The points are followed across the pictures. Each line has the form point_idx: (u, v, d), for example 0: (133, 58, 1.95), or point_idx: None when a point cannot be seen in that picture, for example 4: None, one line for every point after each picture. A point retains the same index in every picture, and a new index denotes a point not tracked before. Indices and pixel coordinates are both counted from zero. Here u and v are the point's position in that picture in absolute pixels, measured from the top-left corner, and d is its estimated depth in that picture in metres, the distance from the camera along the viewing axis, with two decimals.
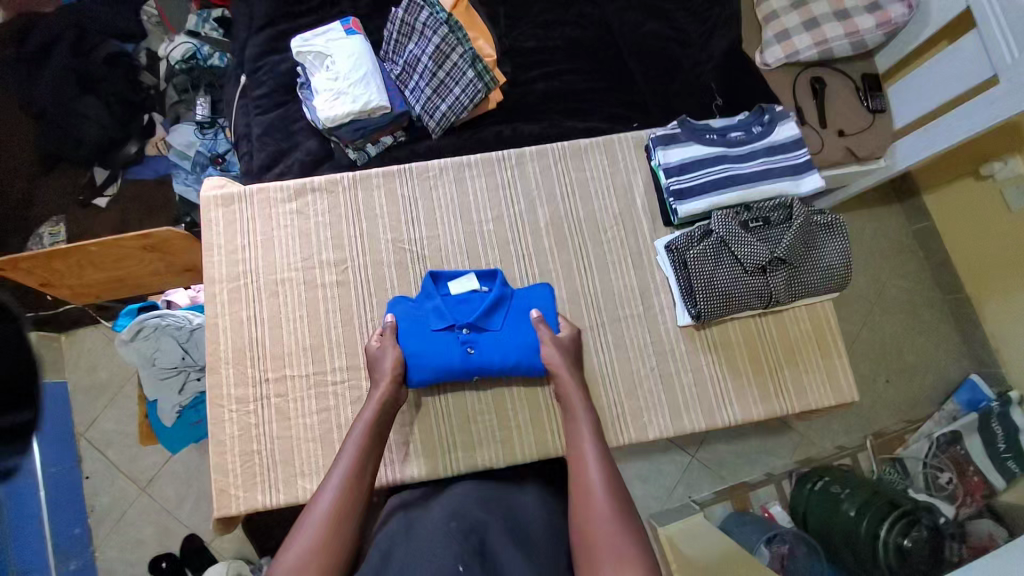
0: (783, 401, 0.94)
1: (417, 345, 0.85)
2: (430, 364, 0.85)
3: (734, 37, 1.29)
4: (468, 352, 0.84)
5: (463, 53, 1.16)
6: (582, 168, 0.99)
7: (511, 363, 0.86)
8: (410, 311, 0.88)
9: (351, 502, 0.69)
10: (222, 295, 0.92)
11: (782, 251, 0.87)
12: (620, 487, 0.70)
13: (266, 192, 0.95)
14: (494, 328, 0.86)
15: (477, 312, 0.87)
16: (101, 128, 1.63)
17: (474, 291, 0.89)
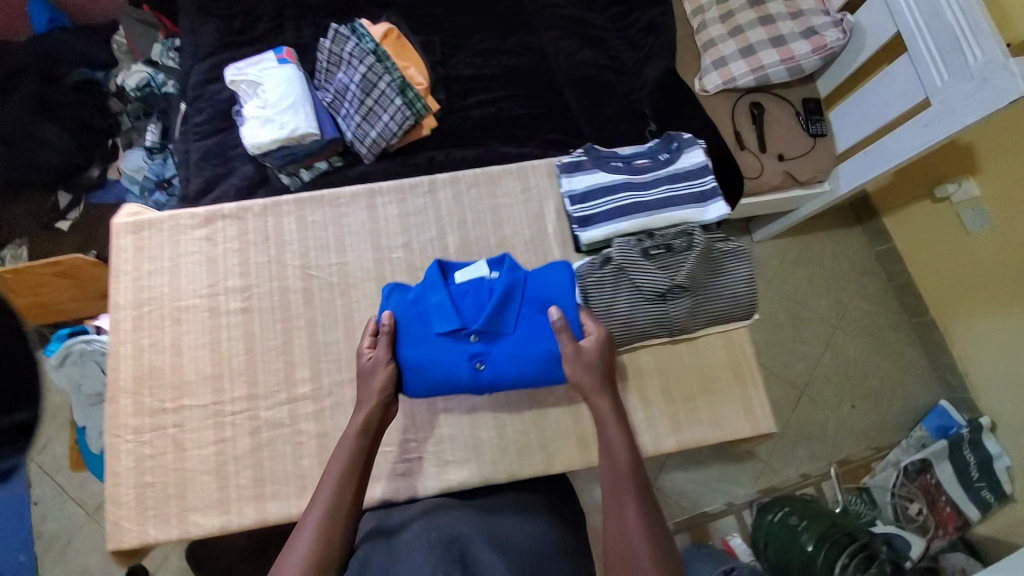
0: (696, 432, 0.90)
1: (417, 357, 0.83)
2: (432, 378, 0.83)
3: (666, 64, 1.34)
4: (478, 368, 0.81)
5: (390, 82, 1.19)
6: (494, 195, 0.99)
7: (526, 374, 0.84)
8: (410, 307, 0.85)
9: (335, 533, 0.68)
10: (126, 321, 0.92)
11: (681, 279, 0.86)
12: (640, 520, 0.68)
13: (179, 220, 0.97)
14: (508, 333, 0.83)
15: (487, 314, 0.83)
16: (62, 153, 1.66)
17: (485, 286, 0.85)
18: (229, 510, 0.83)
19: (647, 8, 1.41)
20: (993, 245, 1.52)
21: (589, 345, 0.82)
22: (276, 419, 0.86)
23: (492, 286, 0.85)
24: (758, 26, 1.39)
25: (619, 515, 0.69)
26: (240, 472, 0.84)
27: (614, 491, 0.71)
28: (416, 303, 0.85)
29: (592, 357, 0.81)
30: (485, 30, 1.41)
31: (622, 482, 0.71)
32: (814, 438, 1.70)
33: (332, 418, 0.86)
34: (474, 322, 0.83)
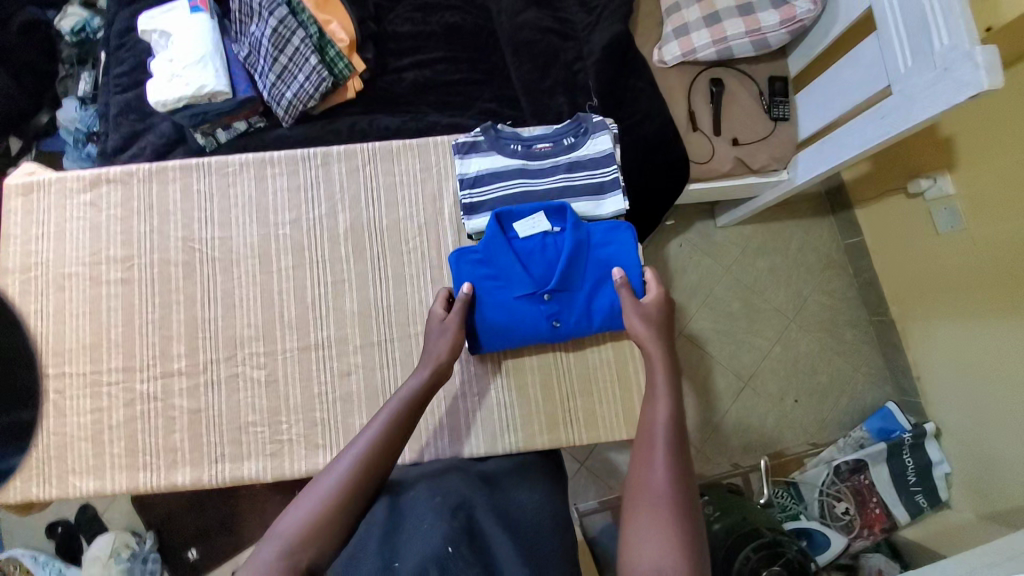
0: (572, 431, 0.90)
1: (496, 321, 0.84)
2: (514, 338, 0.85)
3: (615, 30, 1.21)
4: (557, 326, 0.83)
5: (305, 39, 1.12)
6: (393, 172, 0.94)
7: (600, 330, 0.85)
8: (476, 268, 0.85)
9: (387, 453, 0.67)
10: (13, 286, 0.91)
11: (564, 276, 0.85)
12: (683, 473, 0.63)
13: (65, 181, 0.93)
14: (579, 290, 0.84)
15: (558, 272, 0.83)
16: (9, 99, 1.50)
17: (551, 244, 0.85)
18: (104, 475, 0.86)
19: None
20: (961, 248, 1.41)
21: (650, 301, 0.82)
22: (150, 392, 0.87)
23: (556, 236, 0.85)
24: None
25: (657, 463, 0.64)
26: (115, 440, 0.87)
27: (654, 438, 0.68)
28: (488, 265, 0.84)
29: (653, 313, 0.80)
30: None
31: (659, 432, 0.68)
32: (752, 428, 1.69)
33: (206, 394, 0.88)
34: (546, 282, 0.84)
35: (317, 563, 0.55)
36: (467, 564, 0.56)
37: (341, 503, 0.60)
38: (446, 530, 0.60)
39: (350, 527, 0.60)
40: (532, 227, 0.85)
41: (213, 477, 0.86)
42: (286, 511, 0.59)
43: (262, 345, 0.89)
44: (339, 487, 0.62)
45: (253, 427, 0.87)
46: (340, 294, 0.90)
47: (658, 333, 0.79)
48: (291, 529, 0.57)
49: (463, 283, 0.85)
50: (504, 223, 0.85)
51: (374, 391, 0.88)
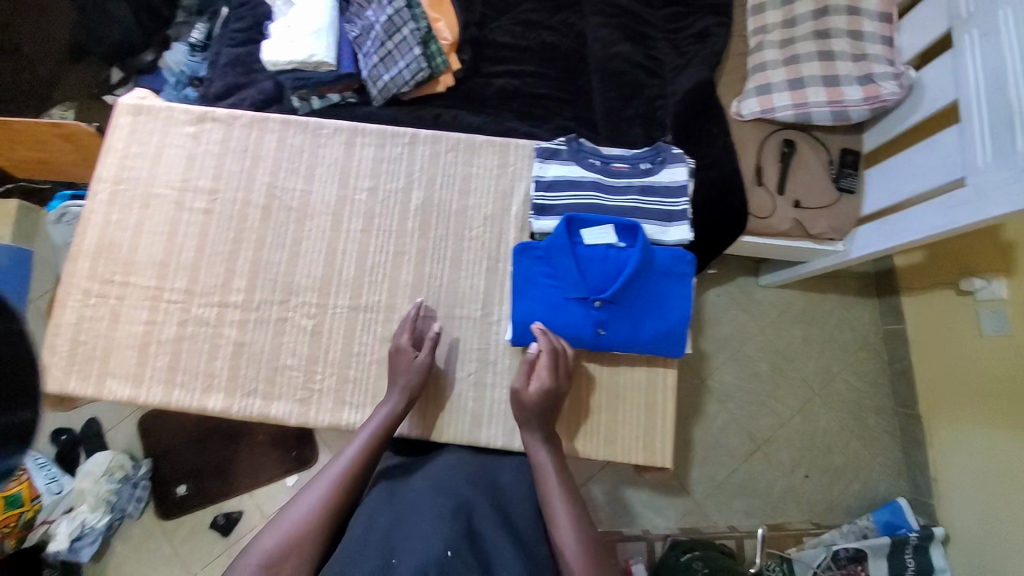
0: (590, 445, 0.87)
1: (540, 314, 0.80)
2: (554, 337, 0.79)
3: (704, 76, 1.26)
4: (600, 333, 0.76)
5: (414, 30, 1.18)
6: (471, 162, 0.98)
7: (641, 348, 0.79)
8: (530, 271, 0.81)
9: (339, 507, 0.69)
10: (101, 194, 0.97)
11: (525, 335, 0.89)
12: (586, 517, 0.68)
13: (173, 111, 1.00)
14: (631, 306, 0.77)
15: (615, 282, 0.77)
16: (124, 31, 1.74)
17: (614, 256, 0.79)
18: (140, 386, 0.89)
19: (705, 16, 1.33)
20: (1001, 354, 1.39)
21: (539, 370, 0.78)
22: (203, 317, 0.91)
23: (620, 246, 0.79)
24: (815, 61, 1.29)
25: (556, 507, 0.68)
26: (159, 356, 0.90)
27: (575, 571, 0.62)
28: (546, 265, 0.80)
29: (531, 402, 0.76)
30: (534, 0, 1.37)
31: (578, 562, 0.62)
32: (754, 493, 1.65)
33: (253, 330, 0.91)
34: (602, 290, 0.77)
35: None
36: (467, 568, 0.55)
37: (314, 527, 0.65)
38: (448, 533, 0.59)
39: (321, 543, 0.64)
40: (599, 233, 0.80)
41: (241, 410, 0.89)
42: (260, 535, 0.64)
43: (316, 296, 0.93)
44: (308, 515, 0.66)
45: (289, 372, 0.90)
46: (397, 265, 0.94)
47: (537, 421, 0.77)
48: (263, 551, 0.61)
49: (521, 278, 0.81)
50: (572, 227, 0.80)
51: None
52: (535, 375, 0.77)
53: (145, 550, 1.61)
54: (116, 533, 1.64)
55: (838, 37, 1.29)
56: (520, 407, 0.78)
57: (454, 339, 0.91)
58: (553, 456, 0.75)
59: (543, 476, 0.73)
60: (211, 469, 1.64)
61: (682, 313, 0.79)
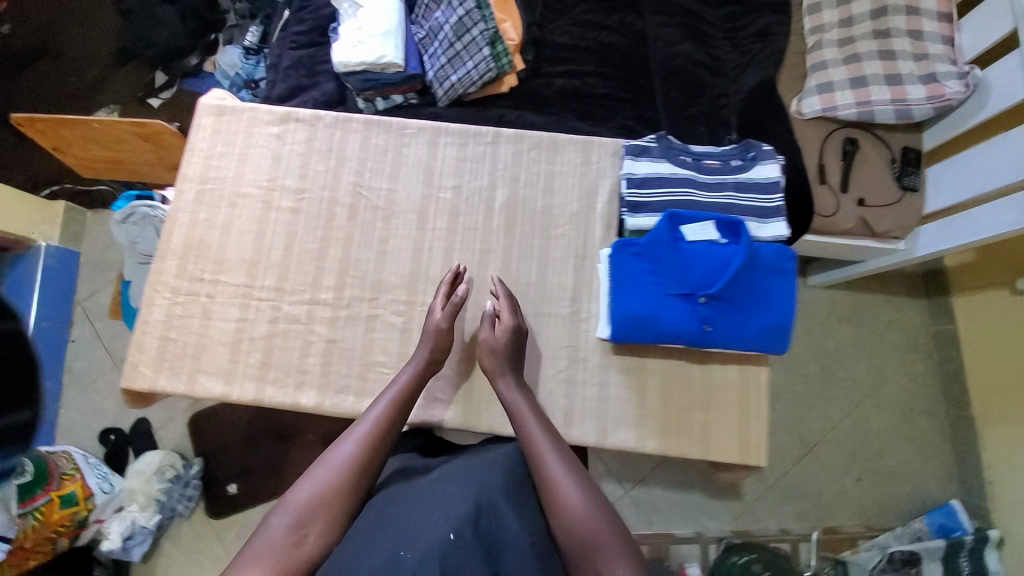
0: (684, 442, 0.87)
1: (641, 311, 0.79)
2: (659, 333, 0.79)
3: (767, 75, 1.27)
4: (708, 329, 0.77)
5: (484, 31, 1.20)
6: (554, 161, 0.99)
7: (746, 345, 0.79)
8: (628, 267, 0.81)
9: (370, 465, 0.74)
10: (188, 193, 0.98)
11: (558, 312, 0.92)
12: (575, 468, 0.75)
13: (257, 111, 1.02)
14: (737, 302, 0.78)
15: (720, 277, 0.77)
16: (172, 36, 1.78)
17: (717, 252, 0.79)
18: (233, 381, 0.90)
19: (765, 14, 1.34)
20: None
21: (501, 332, 0.86)
22: (294, 314, 0.93)
23: (722, 242, 0.80)
24: (877, 59, 1.29)
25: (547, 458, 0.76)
26: (251, 352, 0.91)
27: (572, 507, 0.71)
28: (647, 261, 0.80)
29: (498, 344, 0.86)
30: (592, 0, 1.38)
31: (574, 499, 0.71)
32: (802, 496, 1.63)
33: (343, 327, 0.92)
34: (707, 285, 0.78)
35: (321, 534, 0.67)
36: (470, 549, 0.59)
37: (339, 485, 0.71)
38: (454, 516, 0.63)
39: (346, 499, 0.71)
40: (700, 229, 0.81)
41: (332, 407, 0.90)
42: (294, 488, 0.70)
43: (404, 294, 0.94)
44: (333, 474, 0.72)
45: (380, 368, 0.91)
46: (484, 263, 0.95)
47: (507, 366, 0.85)
48: (295, 506, 0.68)
49: (621, 274, 0.81)
50: (675, 224, 0.81)
51: None
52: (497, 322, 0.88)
53: (197, 550, 1.62)
54: (165, 534, 1.65)
55: (899, 37, 1.29)
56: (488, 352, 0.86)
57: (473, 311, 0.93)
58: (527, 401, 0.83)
59: (525, 424, 0.80)
60: (262, 468, 1.66)
61: (787, 309, 0.79)
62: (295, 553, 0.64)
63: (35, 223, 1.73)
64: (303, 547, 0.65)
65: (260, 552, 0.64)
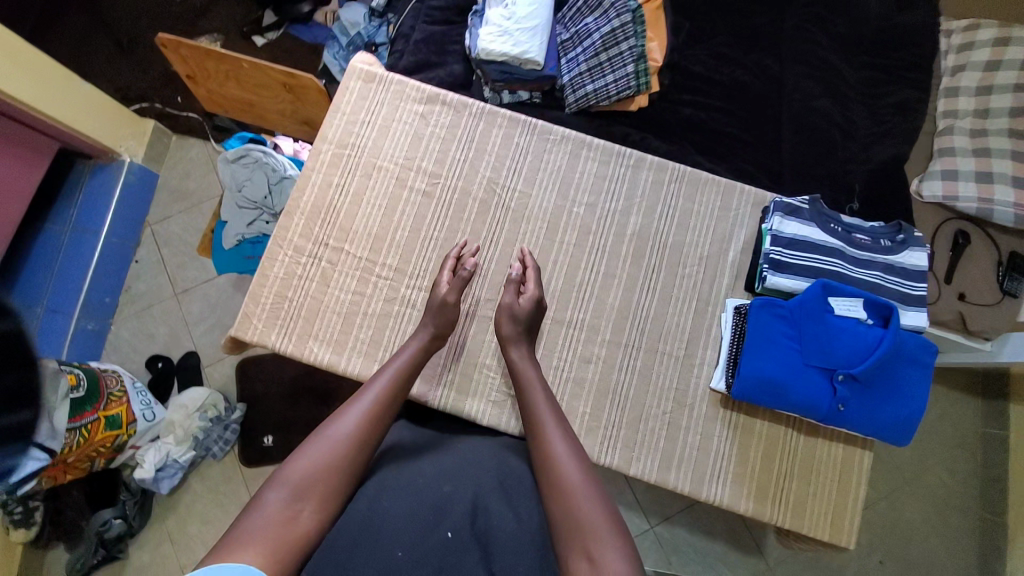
0: (777, 508, 0.91)
1: (775, 373, 0.82)
2: (791, 399, 0.82)
3: (900, 152, 1.26)
4: (844, 410, 0.80)
5: (632, 47, 1.18)
6: (692, 198, 0.98)
7: (873, 429, 0.82)
8: (770, 327, 0.84)
9: (372, 437, 0.72)
10: (324, 155, 0.98)
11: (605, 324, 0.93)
12: (585, 460, 0.72)
13: (405, 86, 1.00)
14: (872, 387, 0.81)
15: (863, 361, 0.80)
16: None
17: (863, 334, 0.81)
18: (342, 351, 0.92)
19: (907, 88, 1.31)
20: None
21: (523, 302, 0.88)
22: (411, 298, 0.93)
23: (869, 324, 0.81)
24: (1008, 158, 1.25)
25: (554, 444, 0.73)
26: (363, 326, 0.92)
27: (571, 488, 0.68)
28: (790, 326, 0.84)
29: (520, 312, 0.87)
30: (732, 35, 1.35)
31: (576, 483, 0.68)
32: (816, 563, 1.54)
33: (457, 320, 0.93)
34: (847, 364, 0.81)
35: (319, 512, 0.63)
36: (467, 550, 0.62)
37: (339, 459, 0.68)
38: (453, 512, 0.66)
39: (347, 474, 0.68)
40: (851, 306, 0.82)
41: (433, 399, 0.90)
42: (291, 461, 0.67)
43: None
44: (334, 448, 0.69)
45: (486, 370, 0.92)
46: (606, 287, 0.94)
47: (521, 335, 0.87)
48: (293, 479, 0.65)
49: (763, 330, 0.84)
50: (826, 293, 0.83)
51: (605, 389, 0.91)
52: (522, 292, 0.90)
53: (223, 490, 1.65)
54: (196, 468, 1.69)
55: None
56: (507, 320, 0.87)
57: (488, 289, 0.94)
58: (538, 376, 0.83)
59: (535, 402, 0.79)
60: (299, 424, 1.67)
61: (920, 402, 0.82)
62: (292, 529, 0.61)
63: (123, 136, 1.71)
64: (299, 525, 0.61)
65: (253, 528, 0.59)
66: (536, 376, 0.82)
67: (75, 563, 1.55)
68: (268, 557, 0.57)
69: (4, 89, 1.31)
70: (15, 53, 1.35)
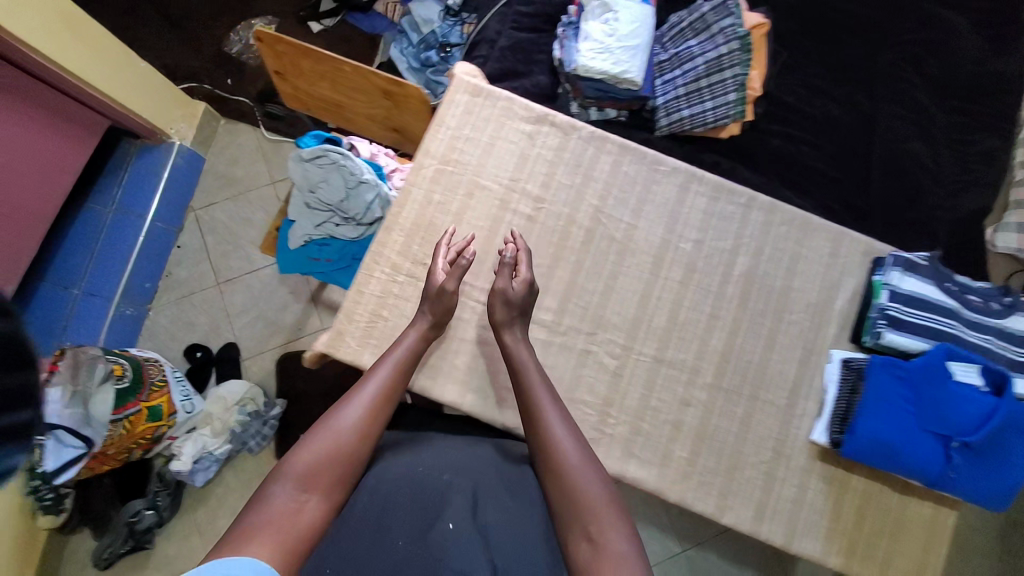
0: (864, 565, 0.89)
1: (885, 435, 0.82)
2: (901, 463, 0.82)
3: (988, 203, 1.24)
4: (953, 477, 0.79)
5: (737, 74, 1.14)
6: (801, 244, 0.95)
7: (977, 494, 0.81)
8: (885, 387, 0.83)
9: (372, 426, 0.70)
10: (426, 170, 0.94)
11: (707, 366, 0.89)
12: (587, 446, 0.70)
13: (513, 104, 0.97)
14: (987, 456, 0.79)
15: (980, 428, 0.78)
16: None
17: (982, 401, 0.79)
18: (436, 377, 0.88)
19: (999, 136, 1.29)
20: None
21: (520, 285, 0.83)
22: None
23: (985, 390, 0.80)
24: None
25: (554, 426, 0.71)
26: (460, 352, 0.89)
27: (570, 473, 0.68)
28: (907, 389, 0.83)
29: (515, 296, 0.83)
30: (825, 67, 1.32)
31: (576, 466, 0.68)
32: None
33: (555, 354, 0.89)
34: (962, 431, 0.79)
35: (320, 505, 0.62)
36: (469, 540, 0.58)
37: (340, 450, 0.66)
38: (455, 505, 0.63)
39: (349, 466, 0.66)
40: (970, 372, 0.81)
41: None
42: (292, 455, 0.65)
43: (623, 337, 0.90)
44: (332, 439, 0.66)
45: (583, 406, 0.87)
46: (710, 328, 0.91)
47: (516, 318, 0.83)
48: (295, 472, 0.63)
49: (881, 391, 0.83)
50: (948, 358, 0.82)
51: (703, 434, 0.88)
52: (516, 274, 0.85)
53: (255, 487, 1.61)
54: (228, 464, 1.64)
55: None
56: (501, 303, 0.83)
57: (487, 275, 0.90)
58: (533, 358, 0.81)
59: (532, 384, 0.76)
60: None
61: None
62: (298, 521, 0.59)
63: (174, 119, 1.64)
64: (303, 518, 0.59)
65: (258, 523, 0.57)
66: (532, 359, 0.79)
67: (103, 552, 1.49)
68: (276, 552, 0.55)
69: (60, 63, 1.25)
70: (76, 29, 1.28)
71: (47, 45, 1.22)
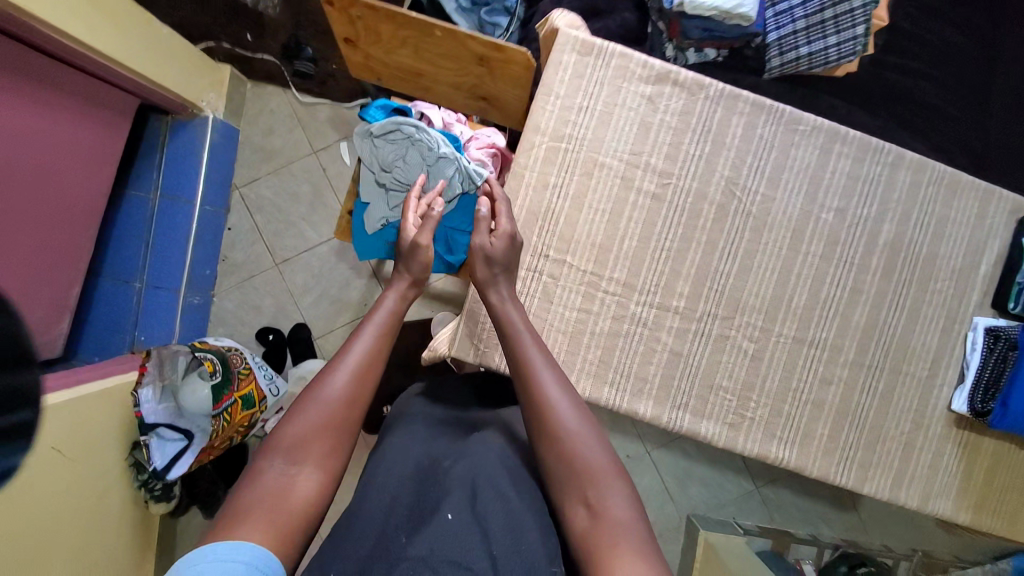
0: (993, 520, 0.90)
1: None
2: None
3: None
4: None
5: (867, 3, 0.98)
6: (948, 205, 0.87)
7: None
8: None
9: (360, 397, 0.68)
10: (538, 149, 0.85)
11: (848, 344, 0.86)
12: (581, 404, 0.66)
13: (629, 61, 0.84)
14: None
15: None
16: None
17: None
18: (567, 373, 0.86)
19: None
20: None
21: (499, 241, 0.78)
22: (640, 317, 0.85)
23: None
24: None
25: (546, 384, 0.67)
26: (590, 347, 0.85)
27: (568, 433, 0.63)
28: None
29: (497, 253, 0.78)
30: None
31: (574, 426, 0.63)
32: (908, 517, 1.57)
33: (690, 341, 0.85)
34: None
35: (312, 477, 0.61)
36: (469, 524, 0.58)
37: (332, 422, 0.65)
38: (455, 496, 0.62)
39: (341, 438, 0.65)
40: None
41: (669, 421, 0.86)
42: (284, 427, 0.64)
43: (761, 318, 0.86)
44: (323, 411, 0.65)
45: (722, 392, 0.86)
46: (852, 305, 0.86)
47: (500, 276, 0.78)
48: (285, 443, 0.62)
49: None
50: None
51: (845, 410, 0.87)
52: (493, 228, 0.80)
53: None
54: None
55: None
56: (482, 262, 0.78)
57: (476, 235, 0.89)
58: (522, 315, 0.76)
59: (521, 344, 0.71)
60: None
61: None
62: (291, 496, 0.58)
63: (202, 90, 1.47)
64: (295, 492, 0.59)
65: (252, 498, 0.57)
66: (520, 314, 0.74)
67: None
68: (269, 529, 0.54)
69: (87, 43, 1.03)
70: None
71: (73, 24, 1.00)
